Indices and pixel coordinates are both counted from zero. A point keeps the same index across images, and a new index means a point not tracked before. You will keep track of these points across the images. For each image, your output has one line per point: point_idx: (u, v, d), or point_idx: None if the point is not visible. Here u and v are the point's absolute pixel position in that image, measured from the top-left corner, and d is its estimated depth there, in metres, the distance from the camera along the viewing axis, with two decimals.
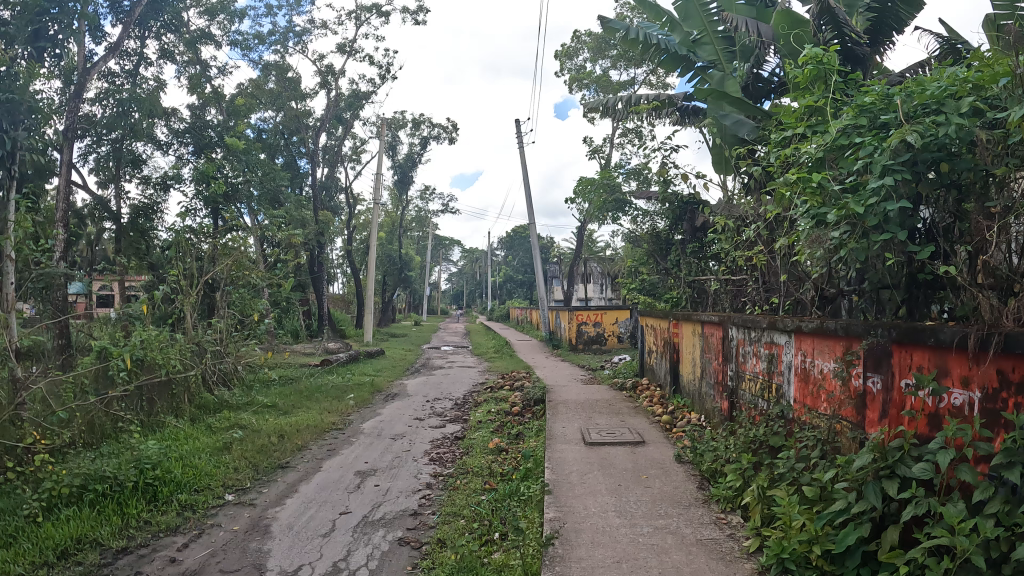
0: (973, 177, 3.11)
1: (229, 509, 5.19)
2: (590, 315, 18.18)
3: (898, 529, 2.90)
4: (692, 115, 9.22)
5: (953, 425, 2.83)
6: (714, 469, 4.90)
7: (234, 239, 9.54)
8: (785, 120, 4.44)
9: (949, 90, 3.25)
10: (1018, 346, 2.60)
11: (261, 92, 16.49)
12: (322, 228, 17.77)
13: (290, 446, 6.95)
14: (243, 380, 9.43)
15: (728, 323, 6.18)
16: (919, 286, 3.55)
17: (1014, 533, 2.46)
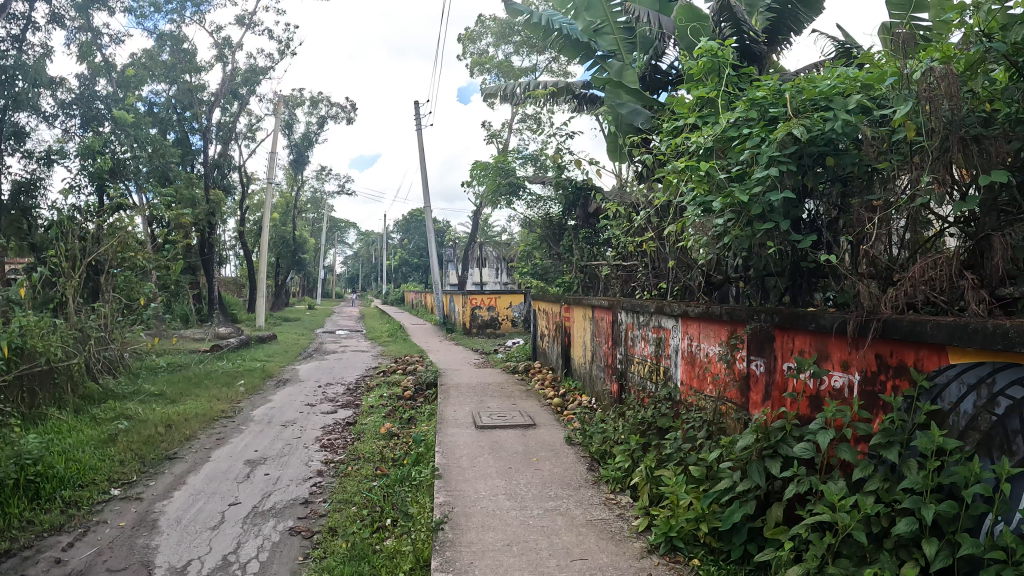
0: (857, 170, 3.25)
1: (116, 504, 4.92)
2: (484, 299, 18.27)
3: (782, 506, 3.03)
4: (590, 104, 9.33)
5: (833, 405, 2.98)
6: (603, 450, 5.02)
7: (121, 218, 8.99)
8: (677, 110, 4.53)
9: (838, 88, 3.38)
10: (895, 331, 2.75)
11: (154, 63, 15.53)
12: (215, 208, 17.05)
13: (178, 436, 6.66)
14: (129, 367, 8.92)
15: (617, 308, 6.35)
16: (802, 273, 3.73)
17: (894, 509, 2.60)
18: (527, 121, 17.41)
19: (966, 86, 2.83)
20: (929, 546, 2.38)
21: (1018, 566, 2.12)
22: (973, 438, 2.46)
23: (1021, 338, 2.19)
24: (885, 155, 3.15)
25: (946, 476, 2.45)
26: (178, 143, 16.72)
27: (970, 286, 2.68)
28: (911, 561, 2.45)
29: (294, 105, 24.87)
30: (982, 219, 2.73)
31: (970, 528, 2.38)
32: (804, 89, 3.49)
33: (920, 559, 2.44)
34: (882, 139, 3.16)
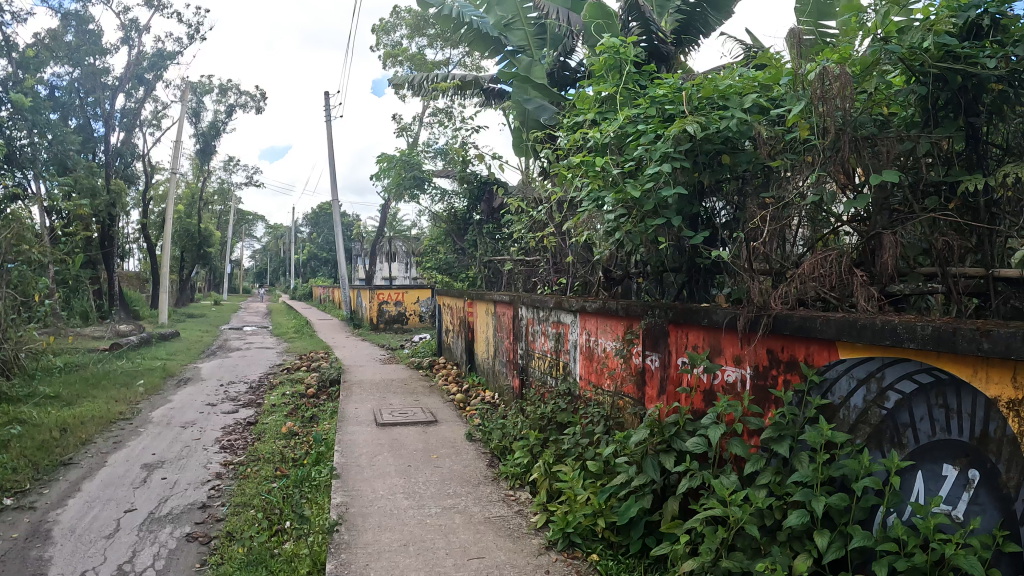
0: (752, 169, 3.35)
1: (5, 515, 4.65)
2: (391, 294, 18.12)
3: (678, 500, 3.11)
4: (497, 98, 9.35)
5: (725, 400, 3.07)
6: (502, 446, 5.05)
7: (16, 208, 8.50)
8: (578, 105, 4.48)
9: (736, 87, 3.41)
10: (786, 327, 2.84)
11: (57, 44, 14.68)
12: (116, 198, 16.32)
13: (74, 441, 6.36)
14: (22, 368, 8.45)
15: (518, 303, 6.47)
16: (699, 268, 3.83)
17: (785, 502, 2.65)
18: (439, 115, 17.33)
19: (861, 87, 2.87)
20: (822, 538, 2.39)
21: (910, 557, 2.14)
22: (863, 432, 2.52)
23: (907, 335, 2.24)
24: (778, 152, 3.21)
25: (837, 469, 2.47)
26: (80, 130, 15.90)
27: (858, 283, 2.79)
28: (804, 554, 2.47)
29: (202, 92, 24.11)
30: (875, 217, 2.80)
31: (861, 519, 2.41)
32: (701, 85, 3.52)
33: (812, 551, 2.47)
34: (776, 138, 3.19)
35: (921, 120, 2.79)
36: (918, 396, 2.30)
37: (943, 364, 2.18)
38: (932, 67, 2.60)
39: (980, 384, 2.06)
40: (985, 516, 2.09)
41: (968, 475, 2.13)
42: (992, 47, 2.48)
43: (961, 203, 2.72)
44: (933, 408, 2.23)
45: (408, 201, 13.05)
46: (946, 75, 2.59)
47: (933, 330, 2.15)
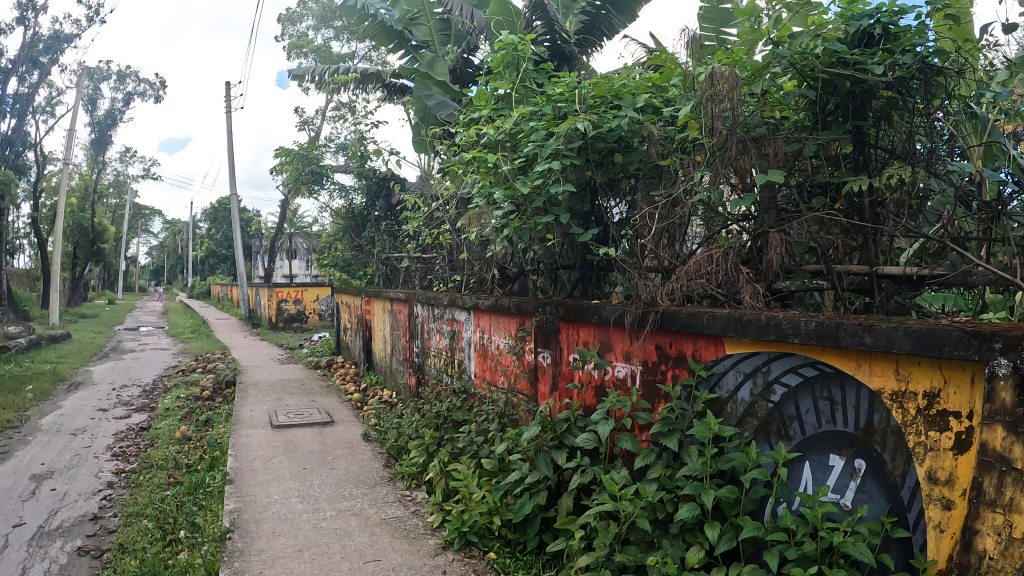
0: (644, 168, 3.45)
1: None
2: (290, 292, 17.79)
3: (572, 496, 3.19)
4: (399, 93, 9.48)
5: (616, 396, 3.18)
6: (398, 445, 5.09)
7: None
8: (477, 101, 4.50)
9: (628, 85, 3.46)
10: (672, 324, 3.02)
11: None
12: (4, 189, 15.41)
13: None
14: None
15: (414, 301, 6.68)
16: (591, 266, 3.95)
17: (676, 495, 2.75)
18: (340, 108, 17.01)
19: (751, 88, 2.95)
20: (714, 531, 2.48)
21: (799, 546, 2.26)
22: (753, 425, 2.67)
23: (793, 329, 2.44)
24: (669, 153, 3.30)
25: (726, 462, 2.60)
26: None
27: (745, 280, 2.89)
28: (696, 545, 2.56)
29: (99, 78, 23.24)
30: (762, 217, 2.91)
31: (751, 509, 2.52)
32: (596, 83, 3.54)
33: (704, 543, 2.55)
34: (668, 138, 3.29)
35: (810, 124, 2.87)
36: (802, 390, 2.48)
37: (826, 358, 2.38)
38: (823, 72, 2.65)
39: (863, 376, 2.26)
40: (871, 504, 2.24)
41: (854, 465, 2.28)
42: (880, 54, 2.55)
43: (846, 202, 2.79)
44: (818, 401, 2.42)
45: (306, 195, 12.76)
46: (835, 81, 2.66)
47: (818, 325, 2.35)
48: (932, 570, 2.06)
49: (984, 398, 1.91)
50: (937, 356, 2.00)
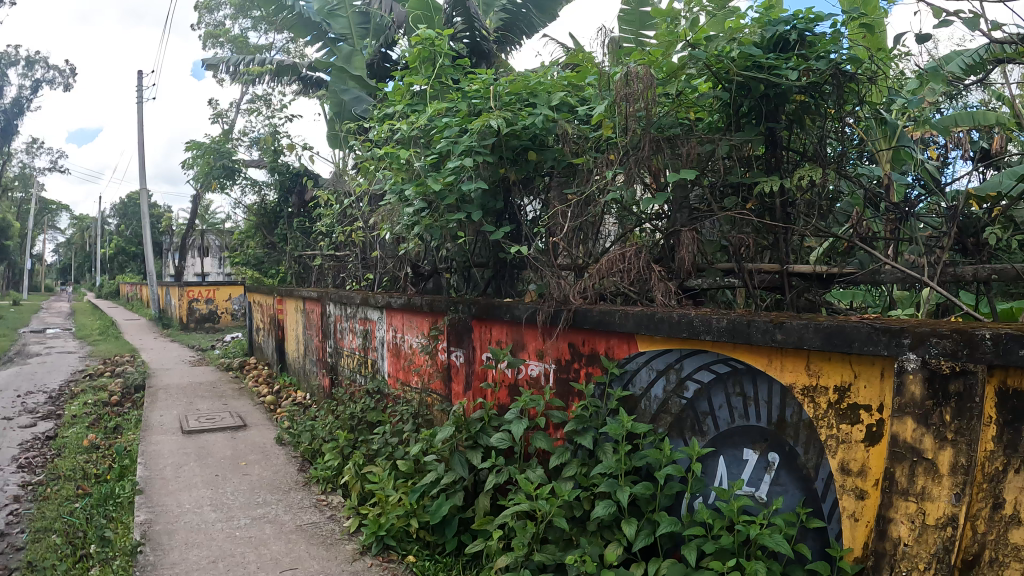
0: (558, 166, 3.51)
1: None
2: (201, 291, 17.31)
3: (488, 496, 3.27)
4: (315, 87, 9.79)
5: (529, 395, 3.29)
6: (313, 449, 5.07)
7: None
8: (391, 97, 4.40)
9: (543, 83, 3.52)
10: (585, 322, 3.16)
11: None
12: None
13: None
14: None
15: (326, 300, 6.70)
16: (505, 265, 4.07)
17: (592, 493, 2.84)
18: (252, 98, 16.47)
19: (666, 88, 3.01)
20: (632, 528, 2.55)
21: (717, 540, 2.34)
22: (665, 421, 2.85)
23: (704, 327, 2.59)
24: (583, 152, 3.34)
25: (640, 459, 2.72)
26: None
27: (657, 278, 2.97)
28: (615, 542, 2.63)
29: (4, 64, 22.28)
30: (675, 216, 3.01)
31: (665, 505, 2.63)
32: (512, 80, 3.56)
33: (622, 539, 2.64)
34: (583, 137, 3.34)
35: (724, 125, 2.92)
36: (715, 386, 2.64)
37: (738, 354, 2.53)
38: (738, 75, 2.69)
39: (774, 372, 2.41)
40: (786, 496, 2.38)
41: (768, 458, 2.44)
42: (795, 59, 2.62)
43: (757, 203, 2.86)
44: (731, 397, 2.58)
45: (217, 190, 12.29)
46: (749, 84, 2.71)
47: (729, 323, 2.50)
48: (847, 558, 2.19)
49: (894, 391, 2.06)
50: (847, 351, 2.15)
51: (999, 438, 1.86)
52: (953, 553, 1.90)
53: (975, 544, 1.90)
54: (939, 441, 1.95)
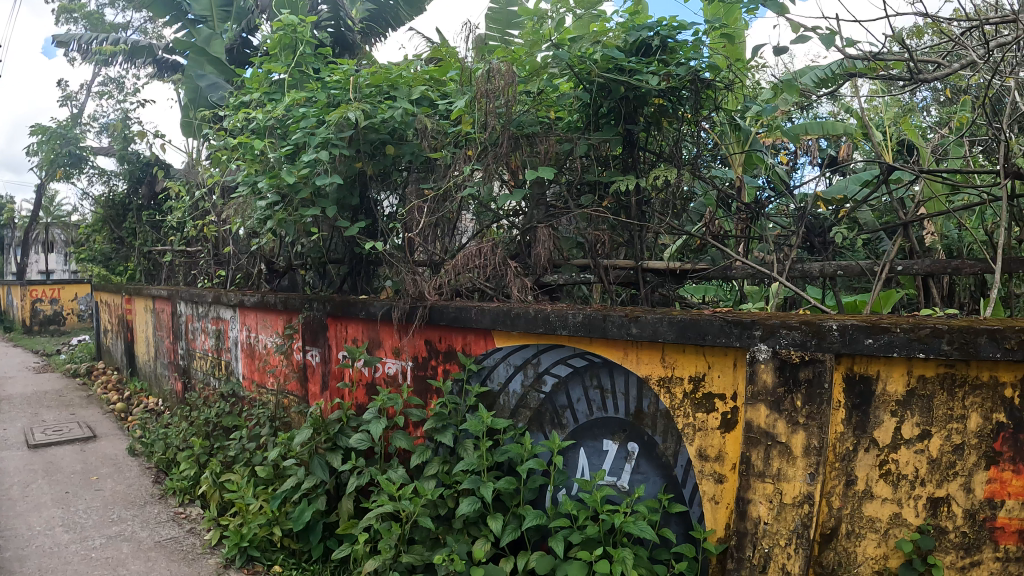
0: (416, 160, 3.60)
1: None
2: (45, 291, 15.94)
3: (353, 499, 3.24)
4: (170, 69, 9.53)
5: (387, 395, 3.27)
6: (168, 459, 4.80)
7: None
8: (247, 84, 4.30)
9: (406, 76, 3.60)
10: (442, 318, 3.24)
11: None
12: None
13: None
14: None
15: (177, 298, 6.38)
16: (361, 261, 4.17)
17: (456, 490, 2.91)
18: (103, 81, 15.33)
19: (528, 86, 3.16)
20: (498, 522, 2.63)
21: (583, 530, 2.49)
22: (525, 415, 2.98)
23: (560, 322, 2.76)
24: (442, 147, 3.41)
25: (501, 454, 2.83)
26: None
27: (514, 274, 3.11)
28: (481, 538, 2.70)
29: None
30: (532, 213, 3.19)
31: (529, 498, 2.73)
32: (373, 73, 3.63)
33: (489, 535, 2.72)
34: (441, 132, 3.42)
35: (583, 124, 3.11)
36: (572, 379, 2.79)
37: (594, 349, 2.71)
38: (600, 76, 2.87)
39: (630, 364, 2.60)
40: (647, 483, 2.59)
41: (627, 448, 2.64)
42: (655, 64, 2.80)
43: (613, 201, 3.11)
44: (589, 390, 2.74)
45: (62, 182, 11.24)
46: (611, 85, 2.87)
47: (585, 318, 2.68)
48: (710, 538, 2.44)
49: (747, 379, 2.31)
50: (700, 343, 2.38)
51: (849, 419, 2.22)
52: (811, 528, 2.21)
53: (832, 518, 2.27)
54: (792, 426, 2.24)
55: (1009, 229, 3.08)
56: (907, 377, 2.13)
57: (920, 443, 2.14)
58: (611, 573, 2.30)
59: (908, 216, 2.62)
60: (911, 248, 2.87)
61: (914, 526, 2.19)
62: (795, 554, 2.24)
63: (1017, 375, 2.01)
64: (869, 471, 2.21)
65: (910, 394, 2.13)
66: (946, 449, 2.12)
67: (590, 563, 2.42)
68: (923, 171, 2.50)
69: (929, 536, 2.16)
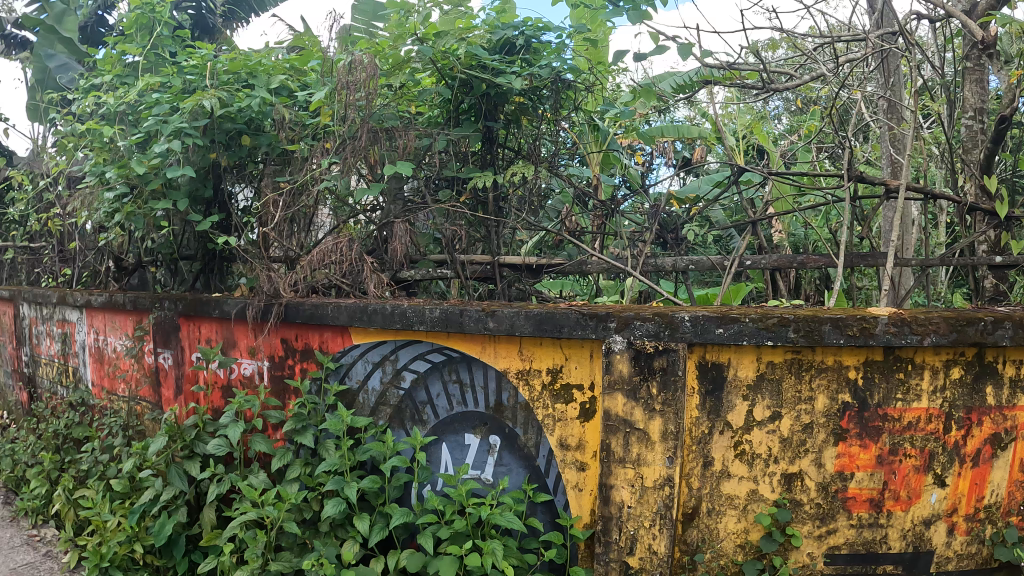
0: (273, 151, 3.68)
1: None
2: None
3: (216, 508, 3.14)
4: (18, 46, 8.95)
5: (243, 397, 3.20)
6: (16, 477, 4.45)
7: None
8: (100, 65, 4.15)
9: (264, 64, 3.68)
10: (297, 315, 3.20)
11: None
12: None
13: None
14: None
15: (18, 300, 5.89)
16: (214, 257, 4.10)
17: (320, 492, 2.90)
18: None
19: (389, 80, 3.40)
20: (365, 524, 2.66)
21: (451, 525, 2.54)
22: (386, 412, 2.98)
23: (418, 318, 2.76)
24: (298, 138, 3.57)
25: (364, 453, 2.85)
26: None
27: (370, 270, 3.27)
28: (350, 540, 2.71)
29: None
30: (390, 207, 3.50)
31: (395, 496, 2.77)
32: (232, 59, 3.67)
33: (357, 536, 2.73)
34: (299, 123, 3.58)
35: (444, 120, 3.55)
36: (432, 374, 2.82)
37: (452, 343, 2.74)
38: (463, 72, 3.28)
39: (489, 358, 2.67)
40: (511, 474, 2.71)
41: (489, 441, 2.73)
42: (519, 64, 3.28)
43: (471, 196, 3.51)
44: (447, 384, 2.79)
45: None
46: (472, 80, 3.31)
47: (442, 313, 2.70)
48: (577, 525, 2.58)
49: (605, 370, 2.45)
50: (557, 336, 2.49)
51: (703, 405, 2.41)
52: (674, 509, 2.42)
53: (692, 498, 2.48)
54: (649, 413, 2.41)
55: (849, 227, 3.39)
56: (757, 363, 2.38)
57: (772, 423, 2.41)
58: (483, 565, 2.39)
59: (757, 215, 2.91)
60: (760, 242, 3.13)
61: (770, 501, 2.46)
62: (660, 533, 2.45)
63: (855, 360, 2.37)
64: (725, 452, 2.44)
65: (761, 378, 2.38)
66: (795, 428, 2.41)
67: (460, 557, 2.47)
68: (769, 172, 2.73)
69: (785, 509, 2.44)
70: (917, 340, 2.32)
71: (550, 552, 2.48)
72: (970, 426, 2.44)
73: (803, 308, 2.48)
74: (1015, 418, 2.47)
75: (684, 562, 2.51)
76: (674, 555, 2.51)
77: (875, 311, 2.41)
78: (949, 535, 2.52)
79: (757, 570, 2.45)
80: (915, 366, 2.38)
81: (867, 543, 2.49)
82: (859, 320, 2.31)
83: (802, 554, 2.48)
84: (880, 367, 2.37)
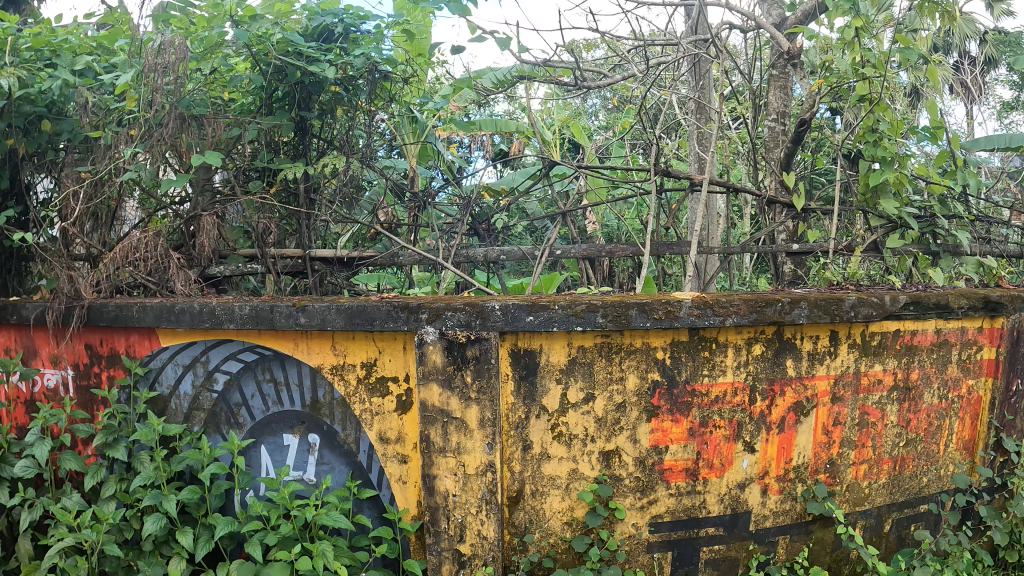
0: (74, 138, 3.36)
1: None
2: None
3: (29, 536, 2.83)
4: None
5: (48, 411, 2.89)
6: None
7: None
8: None
9: (67, 42, 3.35)
10: (100, 318, 2.93)
11: None
12: None
13: None
14: None
15: None
16: (11, 255, 3.71)
17: (138, 508, 2.68)
18: None
19: (200, 63, 3.18)
20: (188, 538, 2.50)
21: (277, 530, 2.44)
22: (200, 418, 2.83)
23: (227, 316, 2.61)
24: (103, 124, 3.27)
25: (180, 462, 2.67)
26: None
27: (176, 267, 3.11)
28: (175, 557, 2.55)
29: None
30: (199, 199, 3.36)
31: (218, 506, 2.63)
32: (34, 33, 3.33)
33: (182, 552, 2.57)
34: (104, 108, 3.28)
35: (257, 107, 3.39)
36: (245, 375, 2.72)
37: (264, 341, 2.65)
38: (277, 58, 3.18)
39: (301, 354, 2.61)
40: (333, 473, 2.67)
41: (308, 440, 2.68)
42: (334, 53, 3.20)
43: (281, 188, 3.49)
44: (262, 384, 2.70)
45: None
46: (288, 67, 3.21)
47: (252, 310, 2.58)
48: (406, 517, 2.60)
49: (418, 361, 2.46)
50: (370, 329, 2.47)
51: (517, 391, 2.51)
52: (497, 494, 2.49)
53: (516, 481, 2.57)
54: (465, 401, 2.45)
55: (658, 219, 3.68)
56: (568, 348, 2.50)
57: (586, 405, 2.55)
58: (313, 568, 2.33)
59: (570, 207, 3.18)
60: (573, 234, 3.42)
61: (591, 478, 2.61)
62: (487, 519, 2.51)
63: (662, 341, 2.55)
64: (544, 435, 2.55)
65: (573, 362, 2.51)
66: (609, 408, 2.56)
67: (290, 562, 2.39)
68: (580, 166, 3.02)
69: (606, 484, 2.59)
70: (720, 321, 2.54)
71: (381, 548, 2.47)
72: (773, 397, 2.71)
73: (611, 294, 2.64)
74: (815, 387, 2.76)
75: (515, 543, 2.60)
76: (504, 539, 2.59)
77: (682, 296, 2.62)
78: (763, 496, 2.78)
79: (585, 544, 2.57)
80: (719, 344, 2.60)
81: (688, 509, 2.70)
82: (664, 304, 2.50)
83: (627, 525, 2.65)
84: (685, 347, 2.57)
